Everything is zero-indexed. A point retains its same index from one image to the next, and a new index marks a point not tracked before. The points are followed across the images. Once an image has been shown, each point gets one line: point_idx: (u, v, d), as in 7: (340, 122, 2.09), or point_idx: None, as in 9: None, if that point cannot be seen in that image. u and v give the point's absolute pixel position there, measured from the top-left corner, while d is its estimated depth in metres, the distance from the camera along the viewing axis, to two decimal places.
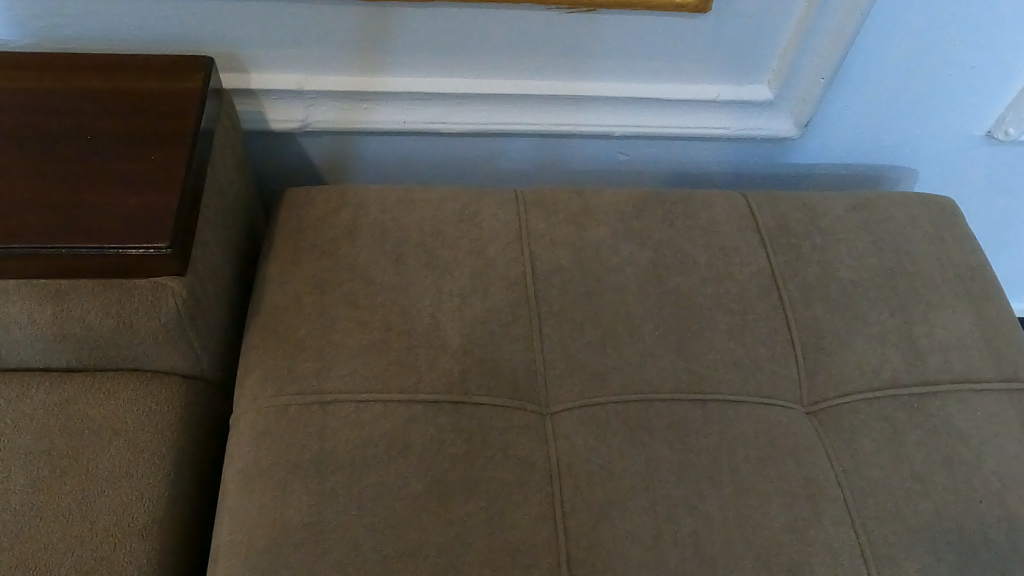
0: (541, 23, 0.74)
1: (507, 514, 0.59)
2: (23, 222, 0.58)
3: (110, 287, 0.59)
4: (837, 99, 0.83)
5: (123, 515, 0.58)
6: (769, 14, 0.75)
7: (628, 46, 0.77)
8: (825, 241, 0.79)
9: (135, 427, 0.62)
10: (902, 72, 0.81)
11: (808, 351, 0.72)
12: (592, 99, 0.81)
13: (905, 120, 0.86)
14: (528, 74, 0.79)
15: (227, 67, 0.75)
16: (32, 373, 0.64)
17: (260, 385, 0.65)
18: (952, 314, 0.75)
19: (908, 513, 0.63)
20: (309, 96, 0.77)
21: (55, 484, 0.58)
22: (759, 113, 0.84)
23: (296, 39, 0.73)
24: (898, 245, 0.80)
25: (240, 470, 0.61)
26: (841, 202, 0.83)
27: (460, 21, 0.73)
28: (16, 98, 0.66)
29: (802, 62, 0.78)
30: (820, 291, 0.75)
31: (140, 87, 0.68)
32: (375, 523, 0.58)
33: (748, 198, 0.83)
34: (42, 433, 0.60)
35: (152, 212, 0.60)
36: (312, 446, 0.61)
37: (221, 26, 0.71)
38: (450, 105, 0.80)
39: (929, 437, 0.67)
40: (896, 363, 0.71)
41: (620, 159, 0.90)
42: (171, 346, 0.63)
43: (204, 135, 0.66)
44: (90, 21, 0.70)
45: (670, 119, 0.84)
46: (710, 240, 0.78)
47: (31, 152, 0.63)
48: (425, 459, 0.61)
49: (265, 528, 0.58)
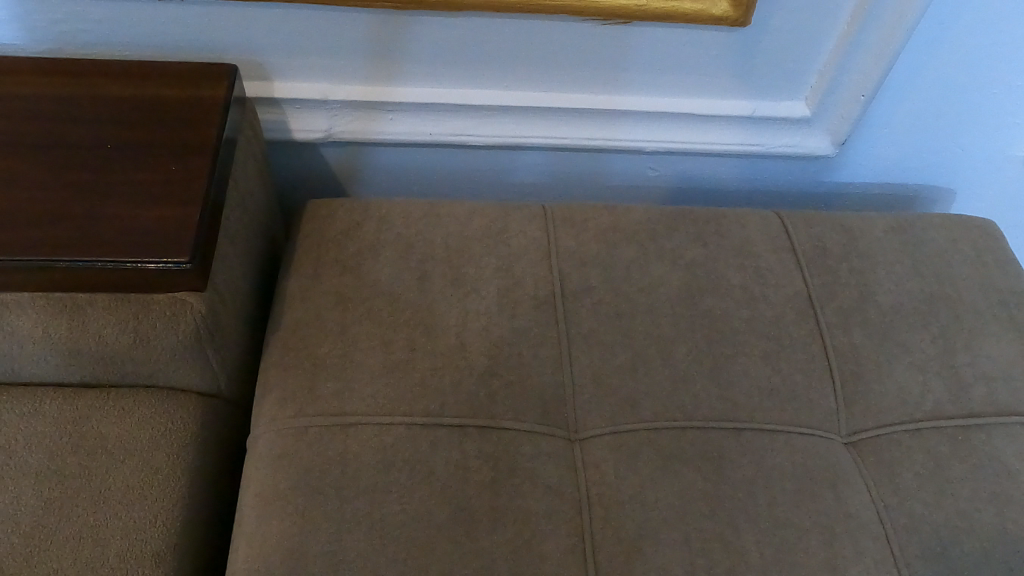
0: (574, 35, 0.72)
1: (534, 546, 0.57)
2: (39, 232, 0.56)
3: (128, 302, 0.57)
4: (876, 117, 0.81)
5: (136, 539, 0.55)
6: (810, 29, 0.72)
7: (664, 59, 0.75)
8: (863, 263, 0.76)
9: (150, 446, 0.60)
10: (945, 90, 0.78)
11: (846, 379, 0.69)
12: (625, 113, 0.78)
13: (946, 139, 0.84)
14: (558, 87, 0.77)
15: (251, 76, 0.73)
16: (45, 387, 0.62)
17: (280, 405, 0.63)
18: (996, 343, 0.72)
19: (953, 552, 0.60)
20: (334, 106, 0.75)
21: (65, 505, 0.56)
22: (794, 130, 0.82)
23: (323, 48, 0.71)
24: (938, 269, 0.77)
25: (257, 494, 0.59)
26: (878, 223, 0.80)
27: (490, 32, 0.71)
28: (36, 104, 0.64)
29: (842, 79, 0.76)
30: (859, 316, 0.73)
31: (161, 95, 0.66)
32: (397, 554, 0.56)
33: (783, 218, 0.80)
34: (55, 451, 0.58)
35: (171, 225, 0.58)
36: (333, 471, 0.59)
37: (245, 33, 0.69)
38: (478, 118, 0.78)
39: (974, 472, 0.64)
40: (939, 393, 0.68)
41: (649, 176, 0.87)
42: (189, 363, 0.61)
43: (226, 145, 0.64)
44: (111, 27, 0.68)
45: (702, 135, 0.81)
46: (744, 261, 0.75)
47: (50, 161, 0.61)
48: (448, 486, 0.59)
49: (282, 556, 0.55)
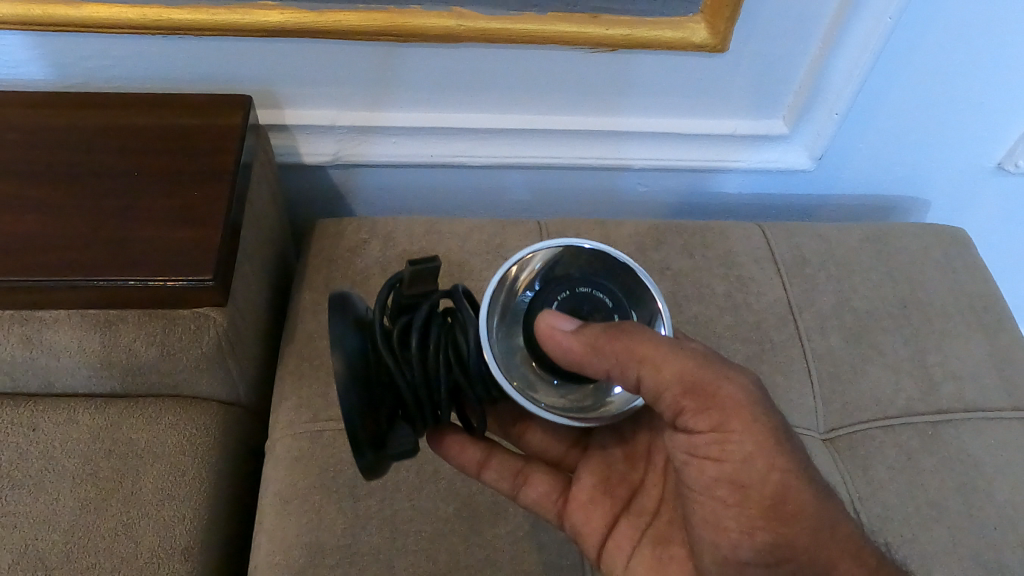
0: (565, 62, 0.77)
1: (533, 537, 0.62)
2: (74, 256, 0.61)
3: (156, 318, 0.62)
4: (851, 133, 0.86)
5: (167, 536, 0.60)
6: (786, 52, 0.78)
7: (650, 82, 0.80)
8: (839, 272, 0.81)
9: (176, 450, 0.64)
10: (913, 107, 0.83)
11: (824, 380, 0.74)
12: (632, 134, 0.84)
13: (917, 152, 0.89)
14: (552, 110, 0.82)
15: (263, 105, 0.78)
16: (78, 398, 0.66)
17: (296, 412, 0.67)
18: (964, 343, 0.77)
19: (924, 538, 0.65)
20: (340, 131, 0.81)
21: (100, 506, 0.61)
22: (775, 146, 0.87)
23: (330, 79, 0.76)
24: (910, 275, 0.82)
25: (276, 493, 0.63)
26: (855, 232, 0.85)
27: (487, 61, 0.76)
28: (66, 137, 0.69)
29: (817, 99, 0.81)
30: (836, 321, 0.78)
31: (181, 124, 0.71)
32: (408, 546, 0.61)
33: (764, 229, 0.85)
34: (90, 456, 0.63)
35: (195, 247, 0.63)
36: (346, 471, 0.64)
37: (258, 66, 0.75)
38: (477, 139, 0.83)
39: (943, 464, 0.69)
40: (910, 392, 0.73)
41: (639, 191, 0.92)
42: (211, 373, 0.65)
43: (243, 171, 0.70)
44: (134, 63, 0.73)
45: (687, 153, 0.87)
46: (728, 270, 0.80)
47: (81, 188, 0.66)
48: (454, 484, 0.64)
49: (301, 550, 0.60)
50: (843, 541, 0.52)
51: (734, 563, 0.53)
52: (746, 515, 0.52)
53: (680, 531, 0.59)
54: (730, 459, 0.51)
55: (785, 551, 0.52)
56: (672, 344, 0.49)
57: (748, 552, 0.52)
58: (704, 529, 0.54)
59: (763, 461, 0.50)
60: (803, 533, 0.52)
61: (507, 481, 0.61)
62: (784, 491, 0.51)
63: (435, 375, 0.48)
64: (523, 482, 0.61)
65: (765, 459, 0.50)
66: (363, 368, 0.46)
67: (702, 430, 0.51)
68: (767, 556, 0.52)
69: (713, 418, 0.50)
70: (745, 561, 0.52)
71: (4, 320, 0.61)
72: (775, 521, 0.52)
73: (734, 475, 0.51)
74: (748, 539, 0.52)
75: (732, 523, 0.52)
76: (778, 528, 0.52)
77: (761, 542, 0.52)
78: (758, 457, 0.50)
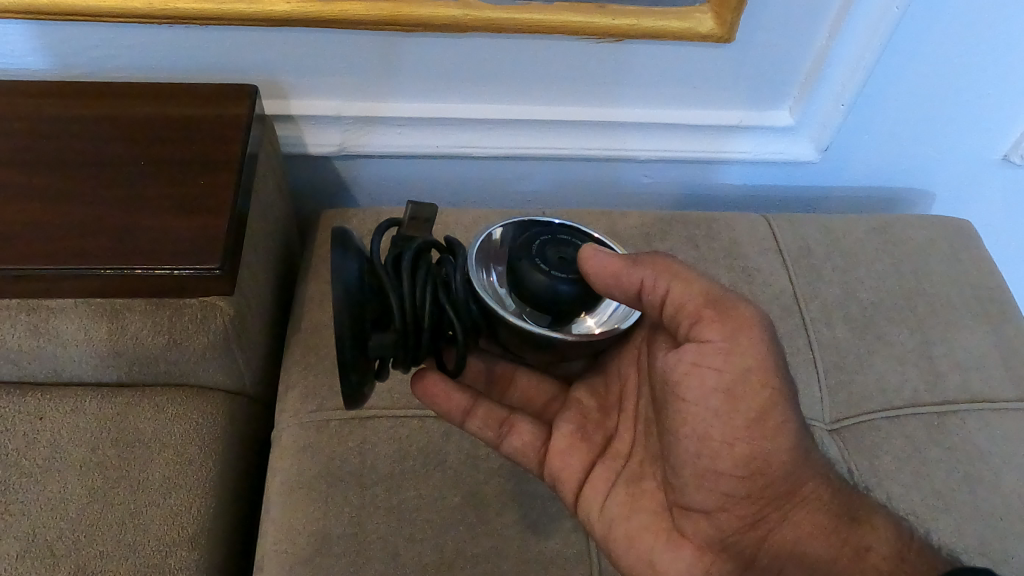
0: (570, 53, 0.76)
1: (539, 526, 0.62)
2: (81, 245, 0.61)
3: (162, 307, 0.62)
4: (856, 124, 0.85)
5: (174, 524, 0.60)
6: (791, 43, 0.77)
7: (654, 72, 0.79)
8: (845, 263, 0.81)
9: (183, 439, 0.64)
10: (919, 98, 0.83)
11: (829, 370, 0.74)
12: (637, 126, 0.84)
13: (923, 144, 0.89)
14: (557, 101, 0.82)
15: (269, 95, 0.78)
16: (84, 387, 0.66)
17: (302, 401, 0.68)
18: (970, 334, 0.77)
19: (930, 527, 0.65)
20: (346, 122, 0.81)
21: (108, 494, 0.61)
22: (780, 138, 0.87)
23: (336, 69, 0.76)
24: (916, 266, 0.82)
25: (283, 482, 0.63)
26: (860, 224, 0.85)
27: (493, 50, 0.76)
28: (72, 126, 0.69)
29: (823, 89, 0.81)
30: (841, 312, 0.78)
31: (187, 114, 0.71)
32: (415, 535, 0.61)
33: (770, 221, 0.85)
34: (97, 445, 0.63)
35: (202, 236, 0.63)
36: (352, 460, 0.64)
37: (264, 56, 0.75)
38: (482, 130, 0.83)
39: (949, 454, 0.69)
40: (916, 382, 0.73)
41: (644, 183, 0.92)
42: (218, 362, 0.65)
43: (249, 161, 0.70)
44: (139, 53, 0.73)
45: (692, 144, 0.87)
46: (733, 261, 0.81)
47: (87, 177, 0.66)
48: (460, 473, 0.64)
49: (308, 538, 0.60)
50: (810, 467, 0.56)
51: (710, 476, 0.54)
52: (734, 424, 0.53)
53: (652, 470, 0.60)
54: (729, 369, 0.52)
55: (762, 467, 0.54)
56: (703, 274, 0.54)
57: (726, 464, 0.53)
58: (690, 449, 0.54)
59: (760, 374, 0.52)
60: (782, 453, 0.54)
61: (493, 430, 0.63)
62: (771, 407, 0.52)
63: (425, 302, 0.49)
64: (508, 432, 0.63)
65: (761, 371, 0.52)
66: (358, 281, 0.48)
67: (707, 340, 0.52)
68: (744, 470, 0.54)
69: (724, 328, 0.52)
70: (722, 472, 0.54)
71: (12, 307, 0.61)
72: (758, 433, 0.53)
73: (729, 385, 0.52)
74: (729, 449, 0.53)
75: (718, 432, 0.53)
76: (760, 442, 0.53)
77: (741, 457, 0.53)
78: (756, 369, 0.52)
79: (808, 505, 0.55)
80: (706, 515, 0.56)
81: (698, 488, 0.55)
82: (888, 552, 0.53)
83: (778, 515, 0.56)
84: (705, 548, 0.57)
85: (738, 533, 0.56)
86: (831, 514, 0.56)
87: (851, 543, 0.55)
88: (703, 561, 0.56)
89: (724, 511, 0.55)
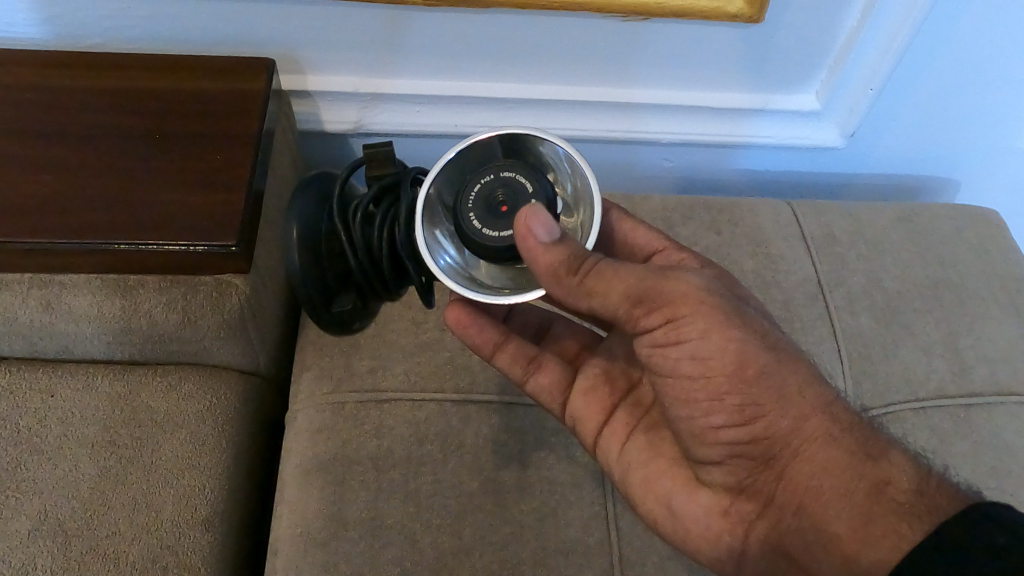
0: (595, 32, 0.75)
1: (559, 514, 0.61)
2: (96, 220, 0.60)
3: (177, 283, 0.61)
4: (884, 109, 0.83)
5: (187, 506, 0.59)
6: (822, 24, 0.75)
7: (679, 53, 0.78)
8: (870, 251, 0.80)
9: (196, 419, 0.63)
10: (949, 83, 0.81)
11: (853, 359, 0.72)
12: (660, 108, 0.82)
13: (950, 130, 0.87)
14: (580, 81, 0.80)
15: (286, 70, 0.77)
16: (96, 364, 0.64)
17: (317, 382, 0.66)
18: (998, 326, 0.75)
19: None
20: (365, 98, 0.79)
21: (119, 475, 0.60)
22: (805, 123, 0.85)
23: (354, 44, 0.74)
24: (943, 255, 0.80)
25: (299, 464, 0.62)
26: (885, 211, 0.84)
27: (515, 27, 0.74)
28: (85, 98, 0.68)
29: (852, 74, 0.79)
30: (866, 301, 0.76)
31: (202, 87, 0.70)
32: (432, 520, 0.60)
33: (793, 207, 0.83)
34: (109, 423, 0.62)
35: (217, 213, 0.61)
36: (369, 443, 0.63)
37: (281, 29, 0.73)
38: (503, 109, 0.81)
39: (976, 447, 0.68)
40: (942, 373, 0.72)
41: (663, 166, 0.91)
42: (232, 341, 0.64)
43: (266, 136, 0.68)
44: (153, 24, 0.71)
45: (713, 126, 0.85)
46: (757, 248, 0.79)
47: (101, 150, 0.65)
48: (478, 459, 0.63)
49: (323, 522, 0.59)
50: None
51: (707, 431, 0.52)
52: (713, 382, 0.50)
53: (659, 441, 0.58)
54: (688, 340, 0.49)
55: (756, 407, 0.50)
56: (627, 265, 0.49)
57: (721, 419, 0.51)
58: (679, 406, 0.53)
59: (718, 336, 0.49)
60: (765, 405, 0.50)
61: (520, 367, 0.63)
62: (749, 358, 0.49)
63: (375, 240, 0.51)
64: (535, 369, 0.63)
65: (718, 330, 0.49)
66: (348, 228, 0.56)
67: (654, 326, 0.50)
68: (738, 418, 0.50)
69: (663, 310, 0.49)
70: (718, 426, 0.51)
71: (25, 282, 0.60)
72: (741, 383, 0.49)
73: (695, 352, 0.50)
74: (720, 404, 0.50)
75: (701, 394, 0.51)
76: (748, 390, 0.49)
77: (733, 407, 0.50)
78: (712, 333, 0.49)
79: (823, 444, 0.49)
80: (717, 465, 0.54)
81: (702, 444, 0.53)
82: (911, 485, 0.46)
83: (789, 453, 0.50)
84: (724, 492, 0.55)
85: (754, 475, 0.52)
86: (833, 472, 0.48)
87: (871, 478, 0.47)
88: (722, 504, 0.54)
89: (735, 458, 0.52)
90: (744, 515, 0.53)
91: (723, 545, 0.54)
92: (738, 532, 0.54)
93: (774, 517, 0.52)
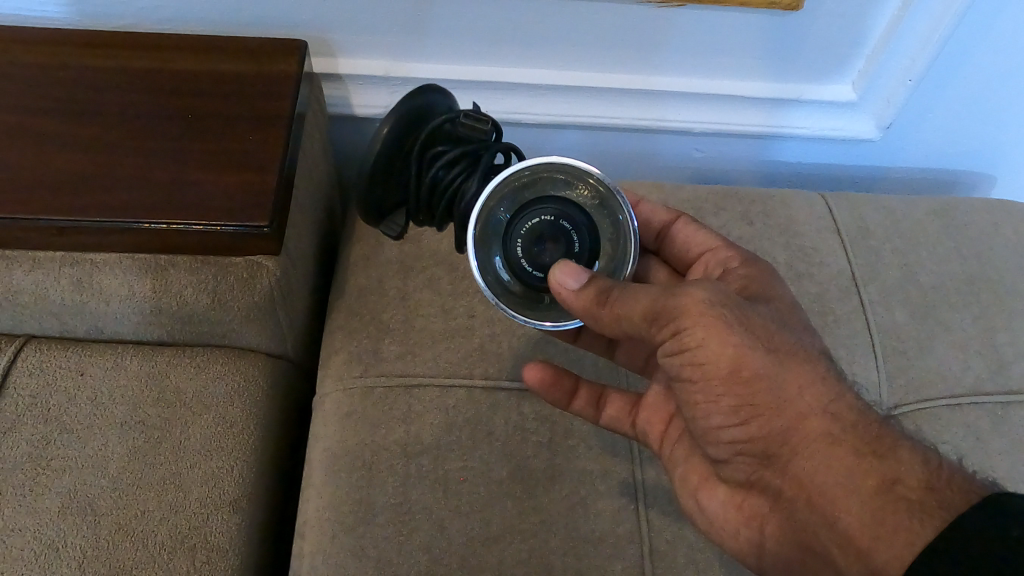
0: (630, 17, 0.74)
1: (589, 503, 0.61)
2: (127, 199, 0.60)
3: (208, 264, 0.60)
4: (921, 100, 0.82)
5: (215, 488, 0.59)
6: (861, 12, 0.74)
7: (715, 41, 0.76)
8: (905, 244, 0.78)
9: (224, 401, 0.62)
10: (990, 76, 0.79)
11: (888, 354, 0.71)
12: (693, 96, 0.81)
13: (989, 124, 0.85)
14: (612, 68, 0.79)
15: (316, 52, 0.76)
16: (124, 344, 0.64)
17: (346, 366, 0.66)
18: None
19: None
20: (394, 82, 0.78)
21: (147, 454, 0.60)
22: (840, 114, 0.84)
23: (386, 27, 0.74)
24: (981, 251, 0.78)
25: (327, 449, 0.62)
26: (921, 206, 0.82)
27: (549, 12, 0.73)
28: (117, 77, 0.67)
29: (890, 63, 0.77)
30: (901, 295, 0.75)
31: (233, 68, 0.69)
32: (461, 507, 0.59)
33: (827, 199, 0.82)
34: (138, 403, 0.61)
35: (249, 195, 0.61)
36: (397, 429, 0.62)
37: (313, 11, 0.72)
38: (534, 97, 0.81)
39: (1012, 446, 0.67)
40: (979, 370, 0.71)
41: (695, 156, 0.90)
42: (260, 324, 0.64)
43: (297, 119, 0.67)
44: (186, 4, 0.71)
45: (745, 116, 0.84)
46: (790, 240, 0.78)
47: (132, 129, 0.64)
48: (508, 446, 0.62)
49: (353, 507, 0.59)
50: None
51: (709, 431, 0.51)
52: (710, 384, 0.48)
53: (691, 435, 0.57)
54: (689, 347, 0.48)
55: (750, 409, 0.48)
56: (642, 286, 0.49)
57: (718, 418, 0.50)
58: (688, 404, 0.51)
59: (761, 330, 0.49)
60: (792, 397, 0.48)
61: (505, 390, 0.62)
62: (741, 360, 0.47)
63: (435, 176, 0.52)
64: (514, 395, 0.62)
65: (717, 336, 0.47)
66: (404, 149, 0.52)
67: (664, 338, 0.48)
68: None
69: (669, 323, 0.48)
70: (717, 426, 0.50)
71: (55, 260, 0.60)
72: (736, 387, 0.48)
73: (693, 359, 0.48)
74: (716, 406, 0.49)
75: (698, 396, 0.50)
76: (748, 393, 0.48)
77: (728, 407, 0.49)
78: (713, 340, 0.47)
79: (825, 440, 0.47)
80: (723, 462, 0.53)
81: (709, 441, 0.52)
82: (919, 481, 0.43)
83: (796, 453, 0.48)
84: (737, 488, 0.53)
85: (759, 472, 0.51)
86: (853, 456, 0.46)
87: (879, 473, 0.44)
88: (735, 497, 0.54)
89: (738, 455, 0.51)
90: (756, 509, 0.52)
91: (743, 537, 0.53)
92: (753, 525, 0.52)
93: (783, 513, 0.50)
